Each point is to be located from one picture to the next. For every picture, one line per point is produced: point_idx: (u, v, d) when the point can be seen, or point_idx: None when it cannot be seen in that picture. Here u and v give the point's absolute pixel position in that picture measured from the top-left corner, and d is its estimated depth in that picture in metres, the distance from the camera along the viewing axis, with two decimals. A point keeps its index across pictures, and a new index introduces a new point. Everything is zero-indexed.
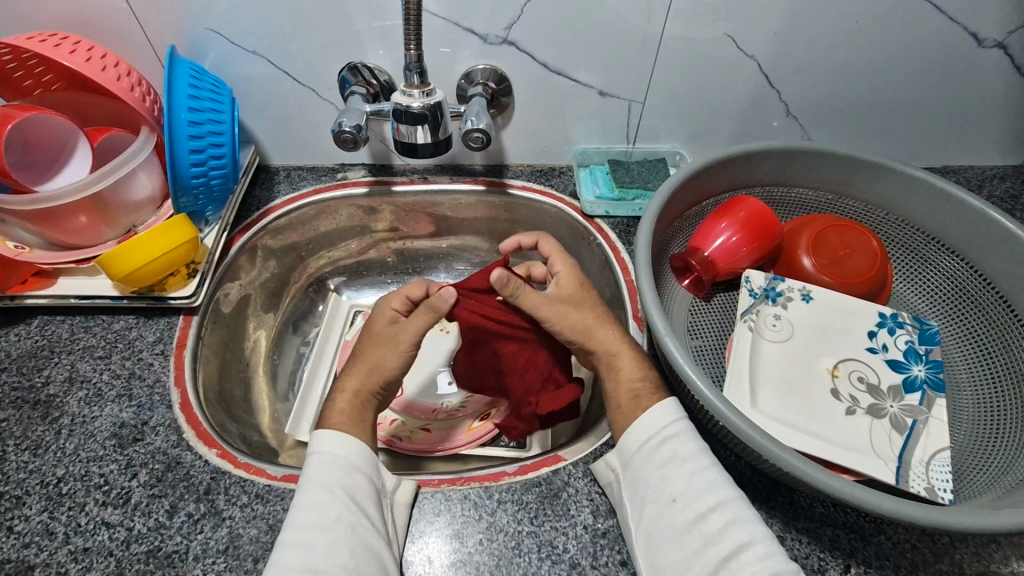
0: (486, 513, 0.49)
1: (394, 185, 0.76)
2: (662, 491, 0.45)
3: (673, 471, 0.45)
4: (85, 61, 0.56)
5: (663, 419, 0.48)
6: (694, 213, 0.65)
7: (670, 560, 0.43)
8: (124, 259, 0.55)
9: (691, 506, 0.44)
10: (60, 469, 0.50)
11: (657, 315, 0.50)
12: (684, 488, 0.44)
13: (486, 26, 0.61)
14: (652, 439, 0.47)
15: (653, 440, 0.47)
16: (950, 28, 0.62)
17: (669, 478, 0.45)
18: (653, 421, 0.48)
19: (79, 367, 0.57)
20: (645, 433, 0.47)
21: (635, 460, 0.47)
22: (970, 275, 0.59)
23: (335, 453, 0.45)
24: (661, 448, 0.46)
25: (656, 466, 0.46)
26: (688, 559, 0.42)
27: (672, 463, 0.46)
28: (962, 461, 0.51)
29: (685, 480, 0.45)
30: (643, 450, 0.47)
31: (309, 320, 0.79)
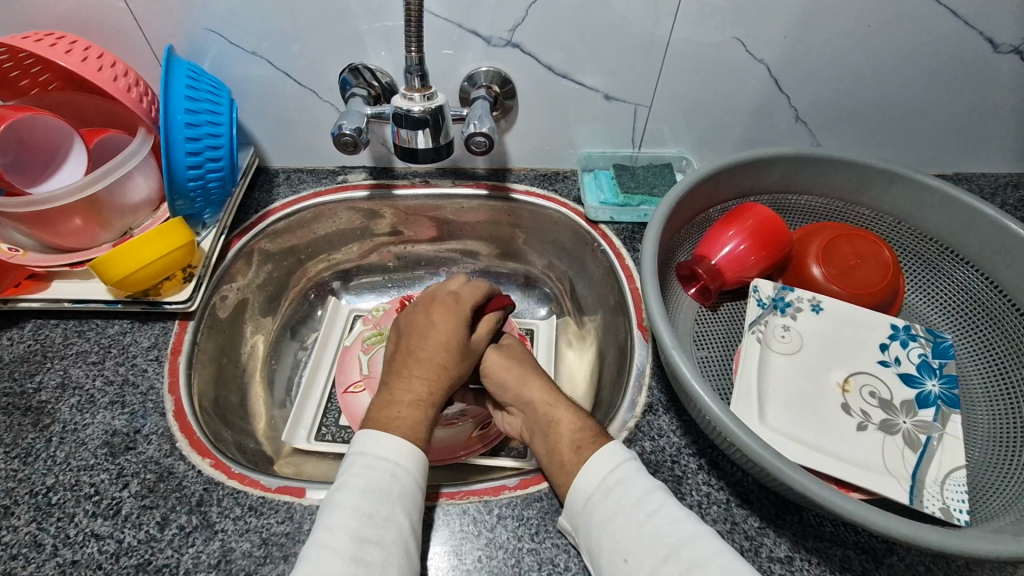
0: (486, 529, 0.48)
1: (395, 189, 0.75)
2: (615, 547, 0.42)
3: (627, 524, 0.42)
4: (82, 61, 0.55)
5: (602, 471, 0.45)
6: (700, 220, 0.64)
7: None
8: (118, 263, 0.54)
9: (646, 557, 0.40)
10: (50, 479, 0.49)
11: (663, 327, 0.48)
12: (640, 542, 0.41)
13: (489, 28, 0.60)
14: (596, 492, 0.44)
15: (600, 491, 0.44)
16: (966, 33, 0.61)
17: (617, 531, 0.42)
18: (595, 471, 0.45)
19: (71, 373, 0.56)
20: (587, 489, 0.45)
21: (586, 515, 0.44)
22: (986, 287, 0.57)
23: (396, 462, 0.44)
24: (609, 497, 0.44)
25: (605, 518, 0.43)
26: None
27: (621, 514, 0.43)
28: (977, 480, 0.49)
29: (635, 532, 0.41)
30: (591, 509, 0.44)
31: (307, 325, 0.77)
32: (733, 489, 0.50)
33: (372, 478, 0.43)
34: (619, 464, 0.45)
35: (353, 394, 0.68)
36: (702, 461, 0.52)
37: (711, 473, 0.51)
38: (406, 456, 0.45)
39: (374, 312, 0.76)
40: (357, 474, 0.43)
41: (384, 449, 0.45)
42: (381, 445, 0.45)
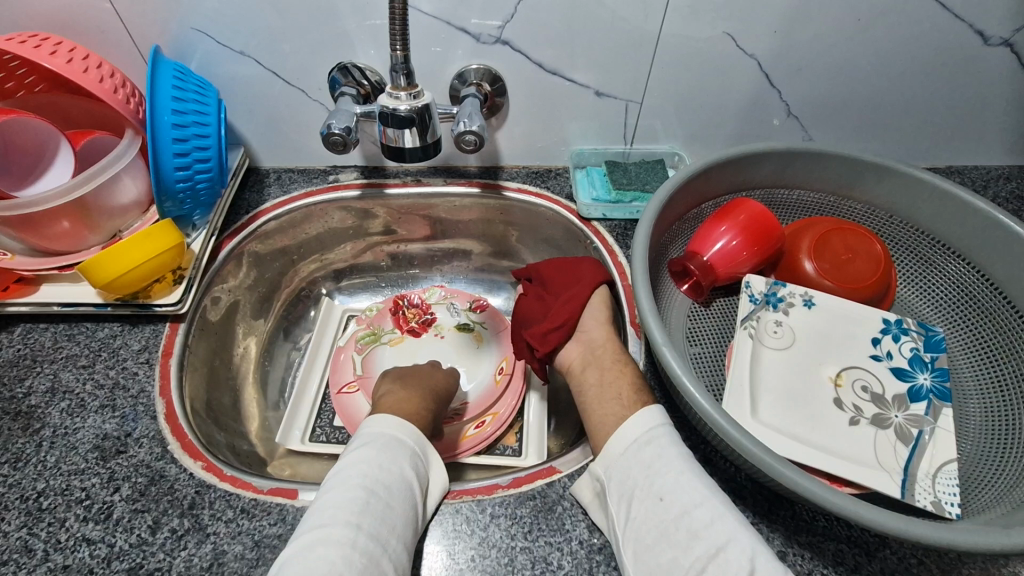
0: (478, 528, 0.48)
1: (387, 188, 0.74)
2: (650, 489, 0.44)
3: (666, 469, 0.44)
4: (67, 62, 0.54)
5: (647, 422, 0.48)
6: (692, 215, 0.64)
7: (662, 561, 0.41)
8: (106, 266, 0.54)
9: (680, 501, 0.43)
10: (40, 484, 0.49)
11: (654, 324, 0.48)
12: (675, 486, 0.43)
13: (478, 25, 0.60)
14: (639, 438, 0.47)
15: (640, 440, 0.47)
16: (957, 26, 0.60)
17: (651, 478, 0.44)
18: (641, 422, 0.48)
19: (61, 377, 0.55)
20: (625, 440, 0.47)
21: (625, 461, 0.46)
22: (977, 280, 0.57)
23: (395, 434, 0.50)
24: (648, 448, 0.46)
25: (639, 470, 0.45)
26: (676, 557, 0.41)
27: (658, 462, 0.45)
28: (969, 473, 0.49)
29: (670, 478, 0.44)
30: (631, 457, 0.46)
31: (300, 326, 0.77)
32: (726, 485, 0.50)
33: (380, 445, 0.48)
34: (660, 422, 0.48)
35: (344, 394, 0.68)
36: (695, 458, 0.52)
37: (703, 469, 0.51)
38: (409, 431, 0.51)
39: (367, 312, 0.77)
40: (363, 444, 0.49)
41: (390, 425, 0.51)
42: (395, 422, 0.51)
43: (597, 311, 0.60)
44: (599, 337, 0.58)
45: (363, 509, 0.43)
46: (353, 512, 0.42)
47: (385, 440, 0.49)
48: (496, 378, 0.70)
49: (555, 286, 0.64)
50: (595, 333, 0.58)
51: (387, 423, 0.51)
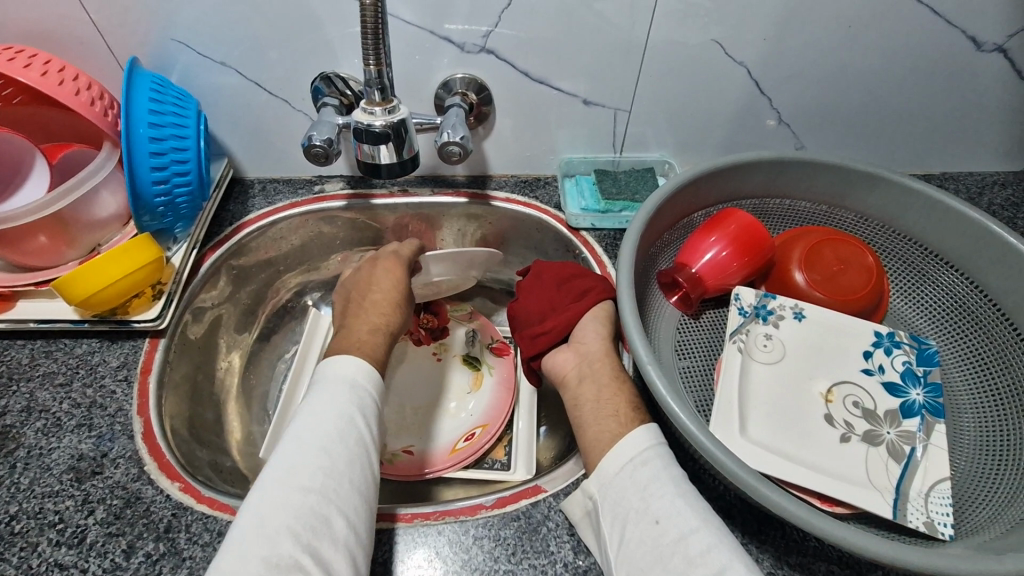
0: (461, 551, 0.47)
1: (373, 198, 0.73)
2: (645, 511, 0.42)
3: (662, 491, 0.42)
4: (42, 75, 0.53)
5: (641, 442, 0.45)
6: (682, 225, 0.63)
7: None
8: (81, 283, 0.53)
9: (678, 524, 0.41)
10: (13, 507, 0.48)
11: (639, 341, 0.47)
12: (672, 510, 0.41)
13: (462, 34, 0.59)
14: (634, 458, 0.44)
15: (636, 459, 0.44)
16: (948, 32, 0.59)
17: (648, 499, 0.42)
18: (636, 441, 0.45)
19: (37, 396, 0.54)
20: (620, 460, 0.45)
21: (618, 482, 0.44)
22: (971, 291, 0.56)
23: (350, 376, 0.48)
24: (643, 469, 0.44)
25: (636, 489, 0.43)
26: None
27: (654, 484, 0.43)
28: (962, 490, 0.48)
29: (667, 499, 0.42)
30: (625, 478, 0.44)
31: (286, 338, 0.76)
32: (715, 504, 0.49)
33: (335, 390, 0.46)
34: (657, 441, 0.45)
35: None
36: None
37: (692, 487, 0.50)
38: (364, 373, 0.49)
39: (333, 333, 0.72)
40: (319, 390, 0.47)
41: (347, 365, 0.49)
42: (347, 361, 0.49)
43: (597, 325, 0.57)
44: (597, 350, 0.55)
45: (310, 474, 0.40)
46: (300, 473, 0.40)
47: (338, 385, 0.47)
48: (500, 394, 0.69)
49: (560, 296, 0.61)
50: (593, 346, 0.55)
51: (336, 365, 0.49)
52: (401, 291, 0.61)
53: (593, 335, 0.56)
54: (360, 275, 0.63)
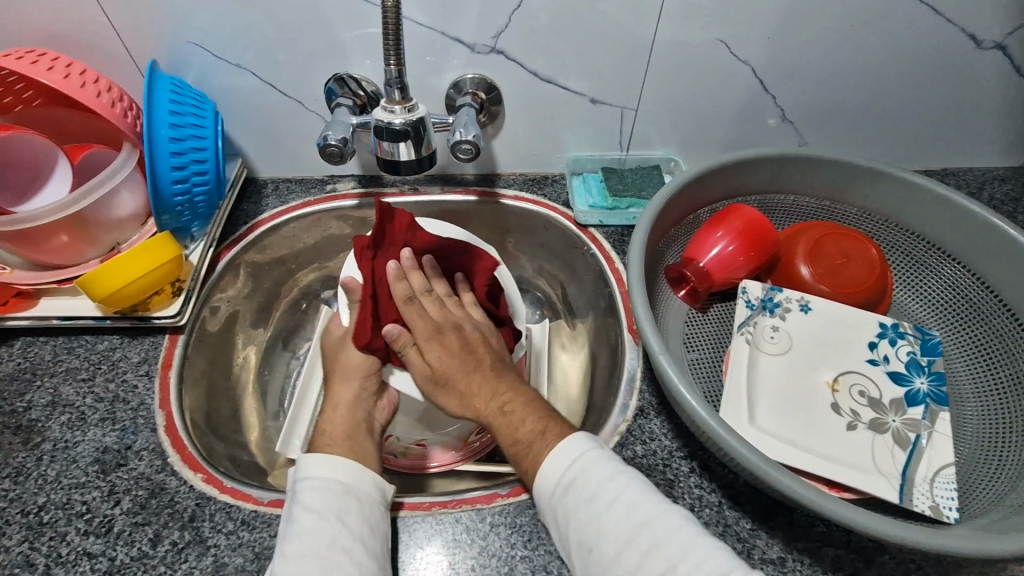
0: (478, 538, 0.48)
1: (384, 197, 0.75)
2: (580, 539, 0.43)
3: (587, 516, 0.43)
4: (64, 77, 0.54)
5: (567, 460, 0.45)
6: (688, 221, 0.64)
7: None
8: (104, 280, 0.54)
9: (609, 544, 0.41)
10: (41, 498, 0.49)
11: (650, 333, 0.48)
12: (598, 532, 0.42)
13: (473, 35, 0.60)
14: (562, 482, 0.45)
15: (563, 482, 0.45)
16: (948, 30, 0.61)
17: (586, 521, 0.43)
18: (558, 464, 0.45)
19: (61, 391, 0.55)
20: (552, 480, 0.45)
21: (552, 507, 0.45)
22: (973, 283, 0.58)
23: (330, 480, 0.46)
24: (569, 494, 0.44)
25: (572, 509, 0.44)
26: None
27: (586, 503, 0.43)
28: (967, 476, 0.50)
29: (596, 523, 0.42)
30: (558, 502, 0.44)
31: (299, 335, 0.77)
32: (725, 492, 0.50)
33: (323, 497, 0.45)
34: (578, 458, 0.45)
35: None
36: (694, 464, 0.52)
37: (702, 475, 0.51)
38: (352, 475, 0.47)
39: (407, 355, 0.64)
40: (296, 498, 0.45)
41: (326, 468, 0.47)
42: (311, 464, 0.47)
43: (433, 353, 0.55)
44: None
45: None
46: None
47: (323, 494, 0.45)
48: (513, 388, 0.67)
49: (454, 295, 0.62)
50: None
51: (302, 472, 0.47)
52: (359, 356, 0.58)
53: (433, 361, 0.55)
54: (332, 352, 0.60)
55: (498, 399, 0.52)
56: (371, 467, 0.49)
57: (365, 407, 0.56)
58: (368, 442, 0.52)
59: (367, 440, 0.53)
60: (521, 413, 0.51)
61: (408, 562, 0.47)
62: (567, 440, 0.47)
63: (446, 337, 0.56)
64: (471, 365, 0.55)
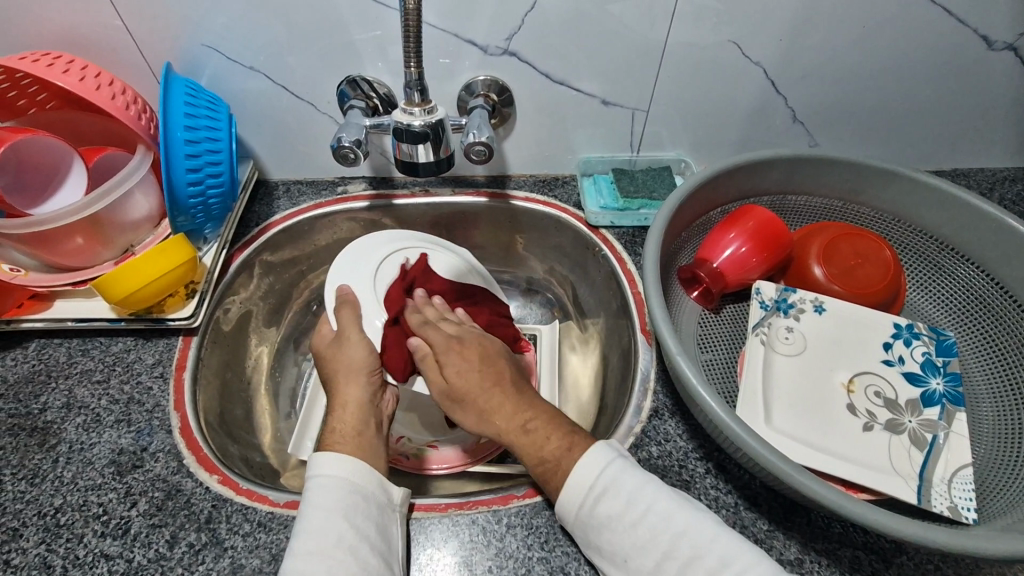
0: (495, 539, 0.48)
1: (395, 199, 0.75)
2: (613, 552, 0.43)
3: (621, 525, 0.43)
4: (80, 80, 0.54)
5: (593, 469, 0.45)
6: (701, 223, 0.64)
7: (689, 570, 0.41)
8: (121, 283, 0.54)
9: (642, 557, 0.42)
10: (58, 499, 0.49)
11: (667, 333, 0.48)
12: (631, 543, 0.42)
13: (486, 37, 0.60)
14: (589, 496, 0.45)
15: (592, 494, 0.45)
16: (959, 31, 0.61)
17: (619, 534, 0.43)
18: (585, 474, 0.45)
19: (76, 392, 0.56)
20: (578, 495, 0.45)
21: (581, 520, 0.45)
22: (987, 283, 0.58)
23: (336, 476, 0.46)
24: (601, 504, 0.44)
25: (602, 521, 0.44)
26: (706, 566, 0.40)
27: (618, 516, 0.43)
28: (984, 477, 0.50)
29: (631, 535, 0.43)
30: (587, 514, 0.44)
31: (310, 336, 0.77)
32: (742, 493, 0.50)
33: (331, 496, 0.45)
34: (603, 471, 0.45)
35: None
36: (710, 465, 0.52)
37: (718, 476, 0.51)
38: (361, 475, 0.47)
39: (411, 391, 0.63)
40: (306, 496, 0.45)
41: (335, 466, 0.47)
42: (322, 461, 0.47)
43: (454, 364, 0.55)
44: None
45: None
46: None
47: (331, 490, 0.45)
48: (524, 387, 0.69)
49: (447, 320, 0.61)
50: None
51: (315, 468, 0.47)
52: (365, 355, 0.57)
53: (453, 374, 0.54)
54: (327, 352, 0.58)
55: (521, 417, 0.52)
56: (379, 467, 0.49)
57: (374, 409, 0.55)
58: (377, 441, 0.52)
59: (378, 439, 0.53)
60: (545, 433, 0.50)
61: (424, 563, 0.47)
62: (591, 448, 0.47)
63: (466, 350, 0.56)
64: (495, 378, 0.54)
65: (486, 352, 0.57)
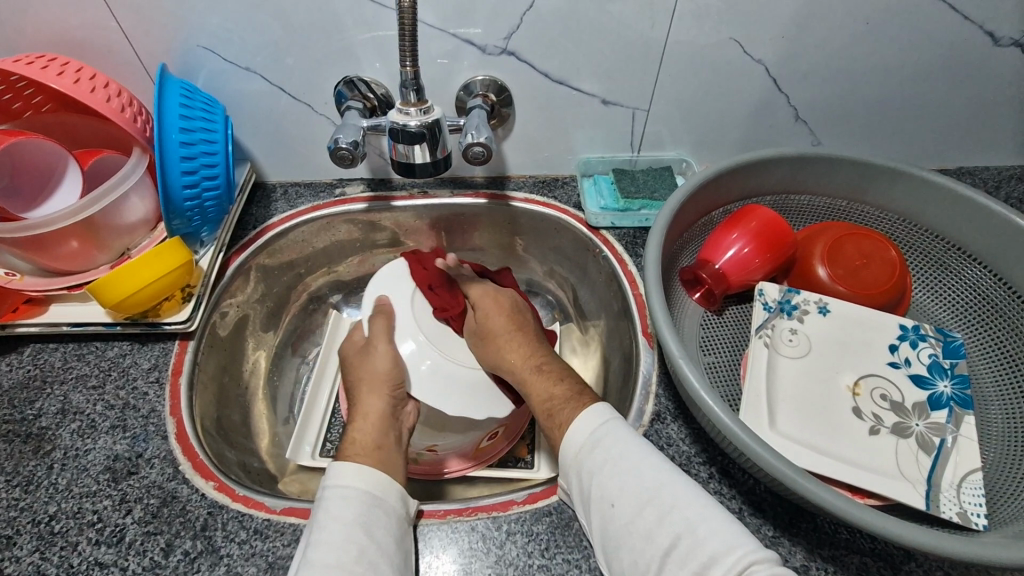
0: (495, 546, 0.47)
1: (393, 201, 0.74)
2: (601, 498, 0.43)
3: (610, 475, 0.43)
4: (74, 82, 0.54)
5: (592, 425, 0.47)
6: (703, 223, 0.63)
7: None
8: (115, 287, 0.54)
9: (628, 507, 0.42)
10: (52, 507, 0.48)
11: (669, 336, 0.48)
12: (621, 490, 0.42)
13: (484, 36, 0.60)
14: (584, 445, 0.46)
15: (588, 445, 0.46)
16: (965, 27, 0.60)
17: (607, 485, 0.43)
18: (584, 426, 0.47)
19: (71, 398, 0.55)
20: (576, 443, 0.46)
21: (578, 470, 0.45)
22: (995, 284, 0.57)
23: (356, 486, 0.46)
24: (595, 453, 0.45)
25: (595, 472, 0.44)
26: None
27: (609, 466, 0.44)
28: (993, 482, 0.49)
29: (619, 483, 0.43)
30: (582, 464, 0.45)
31: (309, 339, 0.77)
32: (746, 498, 0.49)
33: (351, 505, 0.45)
34: (601, 424, 0.46)
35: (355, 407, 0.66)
36: (713, 470, 0.51)
37: (722, 482, 0.50)
38: (382, 486, 0.46)
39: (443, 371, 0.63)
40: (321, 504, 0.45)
41: (356, 474, 0.46)
42: (343, 470, 0.46)
43: (487, 308, 0.60)
44: None
45: None
46: None
47: (351, 498, 0.45)
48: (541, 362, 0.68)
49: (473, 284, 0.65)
50: None
51: (331, 479, 0.46)
52: (393, 368, 0.57)
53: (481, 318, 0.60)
54: (356, 357, 0.59)
55: (537, 361, 0.56)
56: (397, 479, 0.49)
57: (395, 422, 0.55)
58: (395, 454, 0.51)
59: (396, 452, 0.52)
60: (558, 376, 0.54)
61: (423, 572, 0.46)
62: (596, 404, 0.49)
63: (499, 298, 0.61)
64: (519, 324, 0.59)
65: (516, 304, 0.62)
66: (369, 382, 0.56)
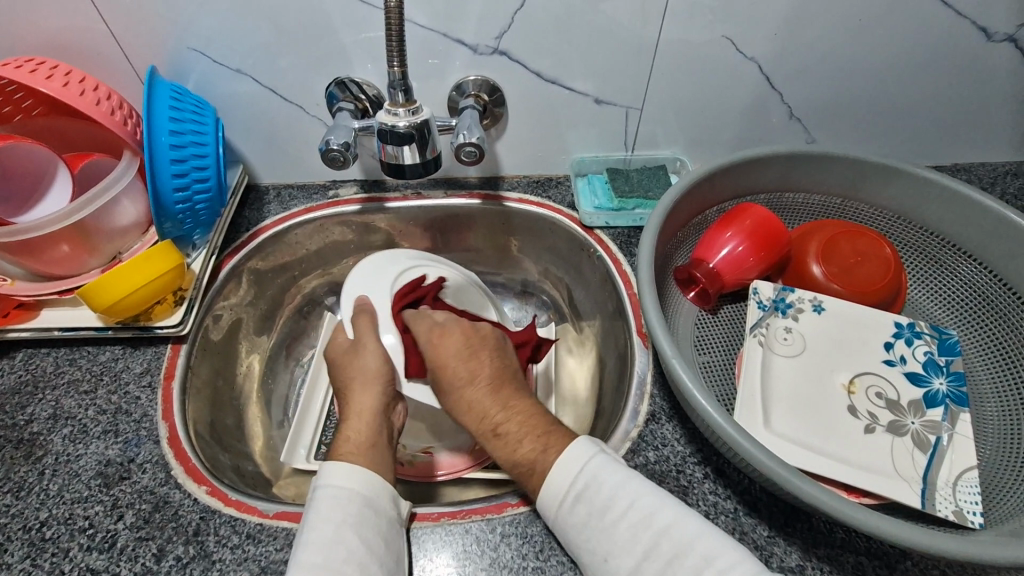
0: (489, 548, 0.47)
1: (387, 202, 0.74)
2: (593, 551, 0.42)
3: (599, 527, 0.42)
4: (63, 85, 0.53)
5: (575, 468, 0.44)
6: (697, 222, 0.63)
7: None
8: (106, 291, 0.53)
9: (624, 559, 0.41)
10: (43, 513, 0.48)
11: (662, 336, 0.47)
12: (613, 544, 0.42)
13: (476, 36, 0.59)
14: (568, 495, 0.44)
15: (572, 493, 0.44)
16: (958, 23, 0.60)
17: (600, 537, 0.42)
18: (564, 473, 0.44)
19: (63, 403, 0.55)
20: (557, 495, 0.44)
21: (563, 519, 0.44)
22: (991, 281, 0.56)
23: (348, 488, 0.45)
24: (579, 504, 0.43)
25: (583, 522, 0.43)
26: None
27: (599, 515, 0.43)
28: (990, 479, 0.48)
29: (611, 536, 0.42)
30: (566, 514, 0.44)
31: (303, 342, 0.76)
32: (741, 498, 0.49)
33: (343, 507, 0.44)
34: (584, 467, 0.44)
35: None
36: (708, 470, 0.51)
37: (717, 481, 0.50)
38: (374, 488, 0.46)
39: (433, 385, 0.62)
40: (313, 506, 0.44)
41: (350, 476, 0.45)
42: (338, 471, 0.46)
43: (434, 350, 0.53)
44: None
45: None
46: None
47: (344, 501, 0.44)
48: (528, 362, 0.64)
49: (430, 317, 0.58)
50: None
51: (326, 477, 0.46)
52: (384, 363, 0.56)
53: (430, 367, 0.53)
54: (342, 357, 0.57)
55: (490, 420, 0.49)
56: (388, 478, 0.48)
57: (385, 421, 0.53)
58: (388, 452, 0.51)
59: (388, 448, 0.51)
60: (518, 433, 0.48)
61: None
62: (574, 443, 0.46)
63: (445, 338, 0.54)
64: (473, 368, 0.52)
65: (471, 340, 0.54)
66: (364, 378, 0.55)
